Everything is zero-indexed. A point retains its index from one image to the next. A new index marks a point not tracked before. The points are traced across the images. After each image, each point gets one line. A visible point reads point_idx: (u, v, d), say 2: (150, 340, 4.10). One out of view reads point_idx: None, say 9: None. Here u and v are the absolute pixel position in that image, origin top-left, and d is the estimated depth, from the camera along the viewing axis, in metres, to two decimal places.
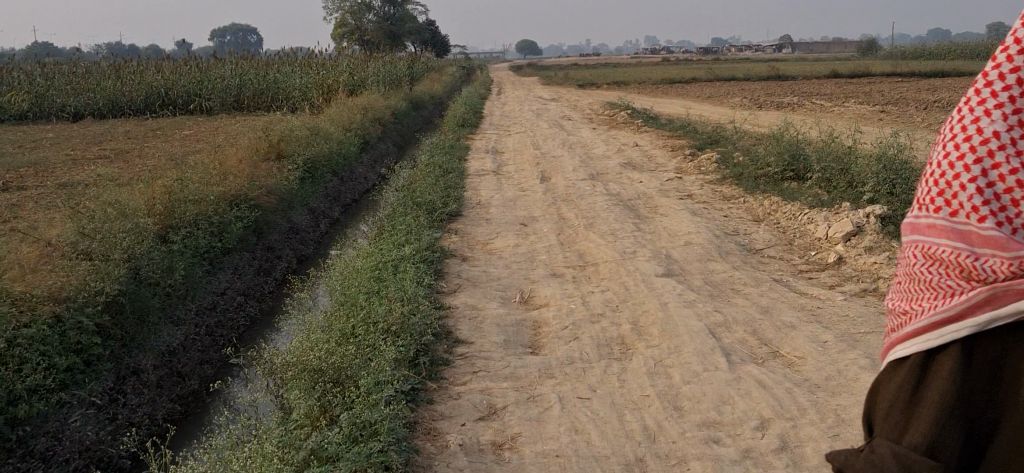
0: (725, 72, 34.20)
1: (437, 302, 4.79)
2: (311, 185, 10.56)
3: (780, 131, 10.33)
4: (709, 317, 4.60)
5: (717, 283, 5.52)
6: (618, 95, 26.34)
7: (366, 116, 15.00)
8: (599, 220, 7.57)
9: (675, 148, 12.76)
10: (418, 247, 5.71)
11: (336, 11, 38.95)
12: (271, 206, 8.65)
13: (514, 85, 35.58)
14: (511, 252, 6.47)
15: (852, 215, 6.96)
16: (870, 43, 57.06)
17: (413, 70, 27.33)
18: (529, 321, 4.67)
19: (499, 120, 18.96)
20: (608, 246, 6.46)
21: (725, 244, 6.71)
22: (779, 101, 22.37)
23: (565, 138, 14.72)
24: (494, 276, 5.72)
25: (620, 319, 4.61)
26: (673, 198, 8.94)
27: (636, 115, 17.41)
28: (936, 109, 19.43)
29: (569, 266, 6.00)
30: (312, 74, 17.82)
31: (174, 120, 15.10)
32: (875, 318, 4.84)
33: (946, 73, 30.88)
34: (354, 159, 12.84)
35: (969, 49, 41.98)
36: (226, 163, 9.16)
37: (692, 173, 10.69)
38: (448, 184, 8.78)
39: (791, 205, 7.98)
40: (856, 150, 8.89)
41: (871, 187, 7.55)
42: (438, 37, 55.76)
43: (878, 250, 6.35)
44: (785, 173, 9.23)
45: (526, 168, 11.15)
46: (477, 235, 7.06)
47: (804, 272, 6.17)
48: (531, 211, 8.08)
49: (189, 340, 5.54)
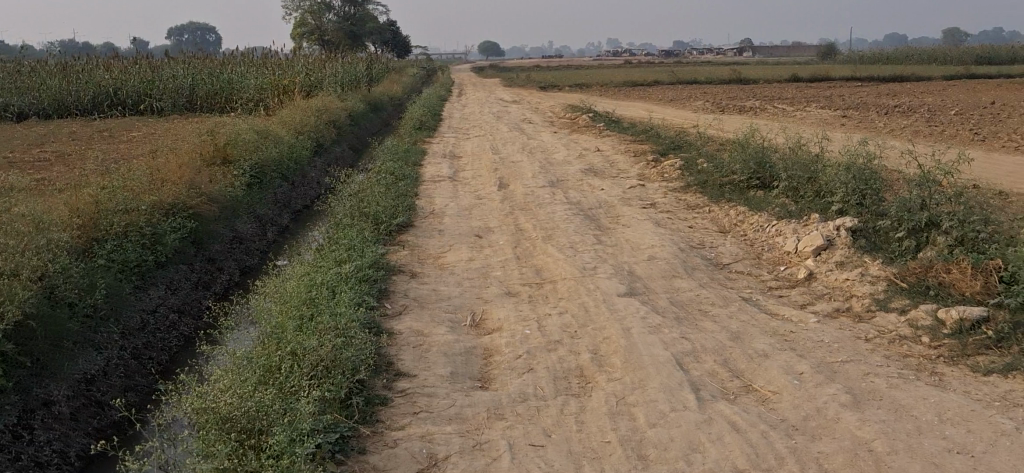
0: (687, 76, 34.11)
1: (375, 327, 4.39)
2: (259, 192, 10.10)
3: (745, 137, 10.04)
4: (675, 344, 4.23)
5: (684, 303, 5.17)
6: (579, 98, 26.07)
7: (320, 119, 14.53)
8: (559, 231, 7.21)
9: (638, 154, 12.45)
10: (359, 263, 5.32)
11: (295, 10, 38.24)
12: (211, 216, 8.20)
13: (476, 87, 35.18)
14: (464, 268, 6.08)
15: (822, 228, 6.65)
16: (830, 47, 57.46)
17: (372, 71, 26.86)
18: (479, 349, 4.28)
19: (458, 123, 18.57)
20: (568, 261, 6.09)
21: (691, 259, 6.37)
22: (741, 105, 22.21)
23: (525, 142, 14.37)
24: (444, 295, 5.33)
25: (579, 347, 4.23)
26: (636, 207, 8.61)
27: (598, 119, 17.11)
28: (897, 115, 19.37)
29: (525, 283, 5.62)
30: (267, 75, 17.32)
31: (122, 121, 14.53)
32: (852, 344, 4.51)
33: (904, 78, 31.01)
34: (307, 163, 12.39)
35: (925, 54, 42.42)
36: (164, 169, 8.69)
37: (655, 179, 10.37)
38: (400, 192, 8.37)
39: (758, 217, 7.68)
40: (824, 158, 8.60)
41: (840, 197, 7.25)
42: (400, 37, 55.20)
43: (850, 265, 6.04)
44: (751, 182, 8.94)
45: (484, 174, 10.77)
46: (428, 248, 6.66)
47: (774, 289, 5.84)
48: (487, 221, 7.69)
49: (110, 365, 5.09)
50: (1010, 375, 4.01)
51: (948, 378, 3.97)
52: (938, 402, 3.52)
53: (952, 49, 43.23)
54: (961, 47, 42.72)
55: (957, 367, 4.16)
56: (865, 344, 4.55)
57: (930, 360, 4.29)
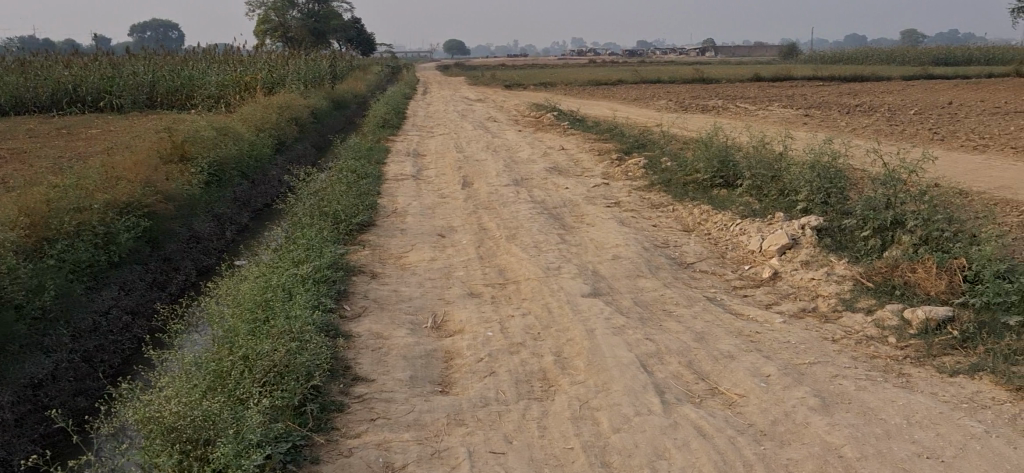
0: (650, 75, 34.17)
1: (331, 330, 4.27)
2: (218, 190, 9.91)
3: (709, 135, 10.01)
4: (640, 346, 4.15)
5: (648, 304, 5.08)
6: (544, 96, 26.01)
7: (282, 117, 14.33)
8: (523, 230, 7.10)
9: (602, 152, 12.39)
10: (318, 263, 5.18)
11: (258, 6, 37.77)
12: (167, 215, 8.01)
13: (441, 85, 35.03)
14: (426, 268, 5.96)
15: (787, 227, 6.60)
16: (791, 46, 57.92)
17: (336, 69, 26.62)
18: (439, 352, 4.18)
19: (422, 121, 18.43)
20: (531, 261, 5.99)
21: (655, 258, 6.29)
22: (705, 104, 22.26)
23: (489, 140, 14.26)
24: (405, 296, 5.21)
25: (542, 350, 4.14)
26: (600, 205, 8.54)
27: (562, 117, 17.05)
28: (858, 113, 19.51)
29: (488, 284, 5.51)
30: (228, 72, 17.05)
31: (81, 118, 14.24)
32: (818, 345, 4.45)
33: (864, 78, 31.28)
34: (267, 161, 12.19)
35: (884, 54, 42.82)
36: (119, 167, 8.47)
37: (619, 177, 10.32)
38: (361, 190, 8.24)
39: (723, 215, 7.62)
40: (788, 157, 8.58)
41: (804, 196, 7.22)
42: (364, 35, 54.86)
43: (815, 264, 5.98)
44: (714, 180, 8.90)
45: (447, 172, 10.65)
46: (389, 247, 6.53)
47: (739, 289, 5.76)
48: (450, 220, 7.58)
49: (59, 369, 4.92)
50: (977, 376, 3.99)
51: (915, 379, 3.93)
52: (907, 405, 3.48)
53: (911, 49, 43.71)
54: (919, 48, 43.26)
55: (924, 368, 4.13)
56: (831, 344, 4.50)
57: (896, 361, 4.25)
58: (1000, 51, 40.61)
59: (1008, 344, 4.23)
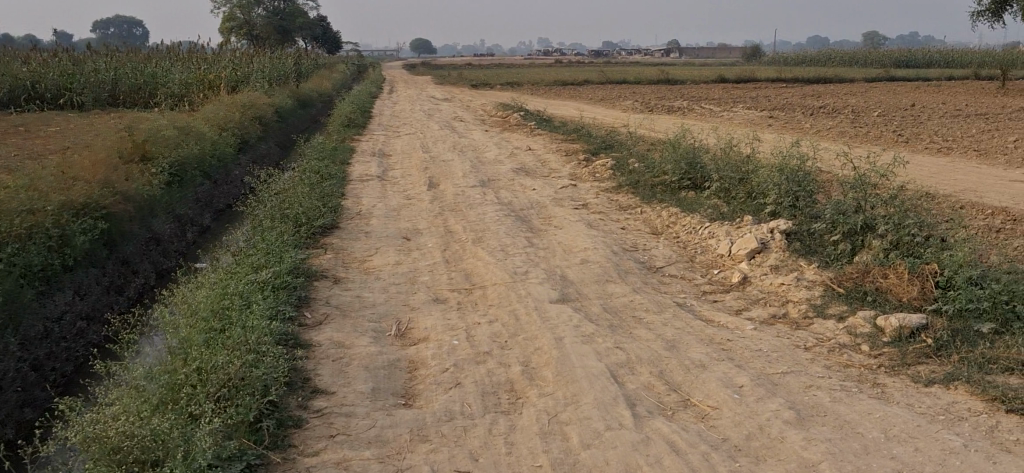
0: (617, 76, 34.17)
1: (289, 340, 4.13)
2: (179, 191, 9.68)
3: (677, 137, 9.94)
4: (609, 355, 4.04)
5: (617, 310, 4.97)
6: (511, 96, 25.88)
7: (246, 115, 14.09)
8: (489, 233, 6.97)
9: (569, 153, 12.29)
10: (277, 268, 5.03)
11: (224, 4, 37.31)
12: (125, 216, 7.80)
13: (407, 84, 34.80)
14: (390, 273, 5.82)
15: (755, 231, 6.52)
16: (756, 48, 58.26)
17: (302, 68, 26.33)
18: (403, 362, 4.05)
19: (388, 120, 18.24)
20: (498, 266, 5.86)
21: (624, 262, 6.18)
22: (671, 105, 22.25)
23: (455, 141, 14.12)
24: (368, 302, 5.07)
25: (509, 359, 4.02)
26: (567, 208, 8.42)
27: (529, 117, 16.94)
28: (823, 115, 19.58)
29: (453, 289, 5.38)
30: (192, 71, 16.76)
31: (39, 115, 13.90)
32: (791, 354, 4.37)
33: (828, 79, 31.49)
34: (230, 161, 11.96)
35: (847, 57, 43.16)
36: (75, 165, 8.23)
37: (586, 179, 10.22)
38: (325, 192, 8.07)
39: (691, 218, 7.53)
40: (756, 159, 8.51)
41: (772, 199, 7.14)
42: (330, 34, 54.45)
43: (784, 269, 5.89)
44: (681, 182, 8.82)
45: (413, 173, 10.50)
46: (353, 251, 6.38)
47: (708, 294, 5.65)
48: (416, 222, 7.43)
49: (6, 377, 4.75)
50: (952, 385, 3.93)
51: (890, 390, 3.86)
52: (883, 418, 3.40)
53: (873, 52, 44.08)
54: (880, 52, 43.70)
55: (898, 378, 4.06)
56: (804, 353, 4.41)
57: (870, 371, 4.18)
58: (960, 54, 41.08)
59: (982, 353, 4.18)
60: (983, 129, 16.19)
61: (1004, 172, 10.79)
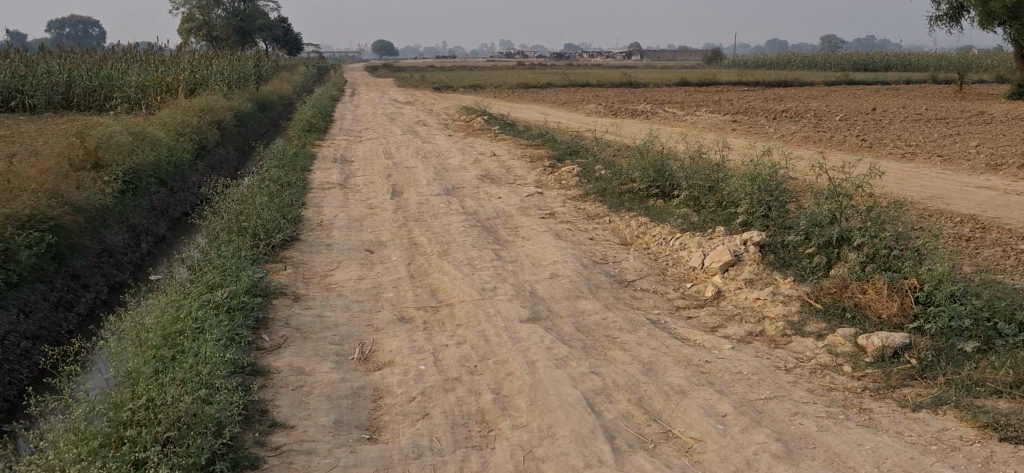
0: (579, 78, 34.07)
1: (245, 367, 3.89)
2: (133, 199, 9.37)
3: (644, 144, 9.78)
4: (584, 380, 3.85)
5: (590, 329, 4.79)
6: (474, 99, 25.67)
7: (203, 119, 13.75)
8: (455, 245, 6.76)
9: (534, 159, 12.10)
10: (234, 287, 4.79)
11: (182, 4, 36.69)
12: (74, 228, 7.51)
13: (369, 87, 34.42)
14: (353, 289, 5.58)
15: (728, 242, 6.36)
16: (717, 51, 58.48)
17: (261, 70, 25.91)
18: (368, 390, 3.83)
19: (350, 124, 17.95)
20: (466, 281, 5.65)
21: (595, 276, 6.00)
22: (635, 108, 22.14)
23: (418, 146, 13.87)
24: (330, 322, 4.84)
25: (479, 387, 3.82)
26: (534, 217, 8.23)
27: (493, 122, 16.74)
28: (786, 119, 19.57)
29: (419, 307, 5.16)
30: (148, 73, 16.35)
31: None
32: (772, 376, 4.21)
33: (789, 83, 31.59)
34: (187, 167, 11.63)
35: (807, 60, 43.38)
36: (22, 173, 7.92)
37: (553, 186, 10.03)
38: (285, 202, 7.81)
39: (661, 228, 7.37)
40: (726, 167, 8.37)
41: (744, 209, 7.00)
42: (291, 35, 53.87)
43: (760, 283, 5.74)
44: (650, 190, 8.66)
45: (376, 180, 10.25)
46: (314, 265, 6.14)
47: (683, 310, 5.48)
48: (379, 234, 7.21)
49: None
50: (940, 410, 3.79)
51: (878, 417, 3.71)
52: (873, 450, 3.26)
53: (832, 55, 44.35)
54: (840, 55, 44.00)
55: (884, 403, 3.91)
56: (785, 375, 4.25)
57: (854, 395, 4.03)
58: (917, 57, 41.47)
59: (968, 375, 4.04)
60: (945, 133, 16.22)
61: (969, 177, 10.75)
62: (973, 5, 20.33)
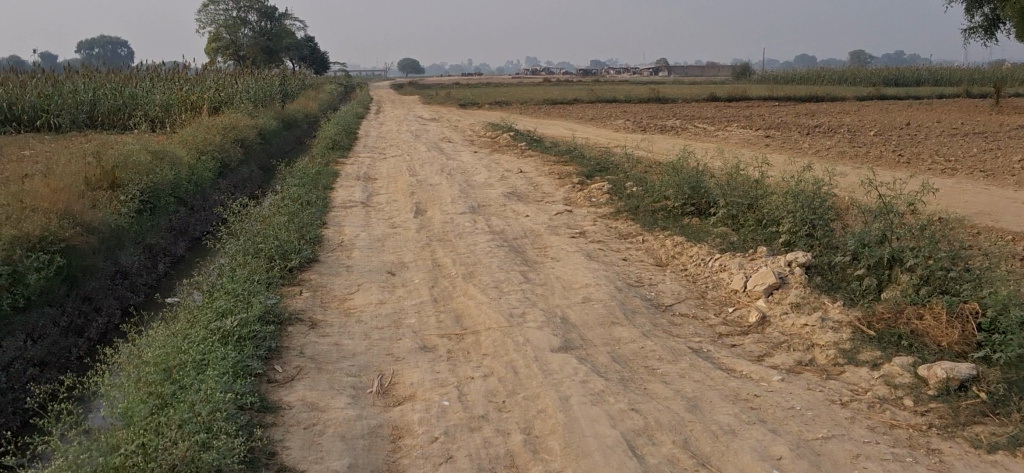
0: (606, 94, 33.75)
1: (254, 403, 3.58)
2: (150, 219, 9.15)
3: (677, 159, 9.44)
4: (623, 419, 3.53)
5: (627, 360, 4.46)
6: (500, 116, 25.43)
7: (226, 136, 13.55)
8: (481, 267, 6.44)
9: (562, 175, 11.79)
10: (246, 313, 4.48)
11: (209, 24, 36.82)
12: (87, 250, 7.29)
13: (395, 104, 34.27)
14: (374, 314, 5.27)
15: (772, 265, 6.01)
16: (745, 67, 58.00)
17: (287, 87, 25.81)
18: (386, 429, 3.51)
19: (375, 142, 17.73)
20: (494, 306, 5.33)
21: (630, 300, 5.66)
22: (664, 124, 21.80)
23: (443, 163, 13.61)
24: (348, 352, 4.53)
25: (509, 425, 3.50)
26: (564, 236, 7.92)
27: (520, 138, 16.46)
28: (818, 135, 19.16)
29: (443, 335, 4.84)
30: (172, 91, 16.21)
31: (14, 138, 13.33)
32: (828, 411, 3.86)
33: (820, 97, 31.12)
34: (209, 186, 11.43)
35: (837, 75, 42.81)
36: (35, 192, 7.71)
37: (582, 203, 9.72)
38: (304, 222, 7.54)
39: (698, 248, 7.03)
40: (765, 183, 8.01)
41: (786, 228, 6.65)
42: (317, 53, 54.04)
43: (807, 307, 5.38)
44: (685, 207, 8.34)
45: (399, 198, 9.96)
46: (333, 288, 5.86)
47: (726, 338, 5.14)
48: (403, 254, 6.92)
49: None
50: (1019, 453, 3.41)
51: (948, 461, 3.36)
52: None
53: (862, 70, 43.75)
54: (870, 70, 43.41)
55: (954, 443, 3.56)
56: (843, 410, 3.90)
57: (920, 433, 3.65)
58: (948, 71, 40.86)
59: None
60: (984, 147, 15.74)
61: (1016, 192, 10.32)
62: (1009, 16, 19.83)
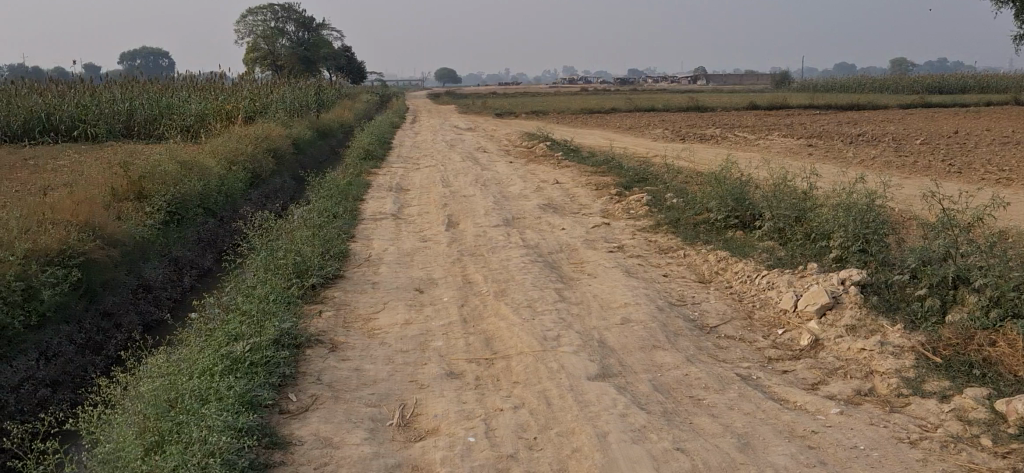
0: (644, 103, 33.33)
1: (261, 439, 3.29)
2: (177, 231, 8.93)
3: (719, 169, 9.07)
4: (668, 462, 3.20)
5: (670, 389, 4.11)
6: (536, 126, 25.13)
7: (259, 146, 13.35)
8: (514, 284, 6.10)
9: (600, 186, 11.45)
10: (262, 336, 4.19)
11: (247, 34, 36.95)
12: (108, 264, 7.07)
13: (431, 113, 34.02)
14: (398, 336, 4.94)
15: (824, 283, 5.62)
16: (785, 75, 57.26)
17: (322, 98, 25.68)
18: (406, 468, 3.19)
19: (409, 152, 17.48)
20: (526, 328, 4.98)
21: (672, 321, 5.30)
22: (703, 133, 21.38)
23: (478, 173, 13.30)
24: (369, 378, 4.21)
25: (541, 468, 3.17)
26: (602, 250, 7.58)
27: (556, 148, 16.13)
28: (862, 144, 18.65)
29: (471, 359, 4.51)
30: (207, 101, 16.07)
31: (49, 148, 13.21)
32: (895, 450, 3.48)
33: (862, 106, 30.50)
34: (240, 197, 11.21)
35: (879, 83, 42.05)
36: (58, 205, 7.51)
37: (620, 215, 9.37)
38: (331, 236, 7.26)
39: (744, 264, 6.66)
40: (814, 196, 7.62)
41: (838, 243, 6.26)
42: (354, 63, 54.12)
43: (863, 330, 4.99)
44: (728, 221, 7.97)
45: (431, 210, 9.67)
46: (358, 307, 5.56)
47: (776, 365, 4.76)
48: (432, 270, 6.61)
49: None
50: None
51: None
52: None
53: (905, 78, 42.93)
54: (913, 77, 42.59)
55: None
56: (912, 448, 3.52)
57: None
58: (994, 78, 39.94)
59: None
60: None
61: None
62: None
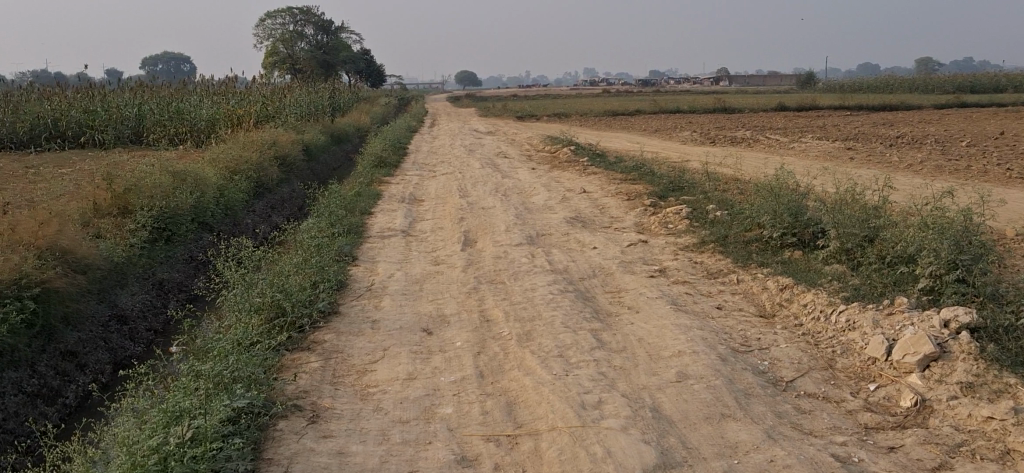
0: (669, 105, 32.22)
1: None
2: (164, 249, 7.95)
3: (767, 181, 7.98)
4: None
5: None
6: (560, 129, 24.09)
7: (265, 152, 12.42)
8: (542, 324, 5.07)
9: (631, 196, 10.41)
10: (212, 413, 3.19)
11: (267, 38, 36.19)
12: (73, 293, 6.11)
13: (450, 117, 33.07)
14: (397, 399, 3.92)
15: (923, 326, 4.56)
16: (811, 76, 55.80)
17: (338, 100, 24.77)
18: None
19: (425, 157, 16.48)
20: (559, 389, 3.95)
21: (740, 376, 4.25)
22: (734, 135, 20.28)
23: (497, 181, 12.30)
24: (353, 466, 3.20)
25: None
26: (642, 274, 6.55)
27: (580, 153, 15.12)
28: (904, 146, 17.51)
29: (491, 435, 3.51)
30: (216, 105, 15.13)
31: (55, 156, 12.36)
32: None
33: (896, 105, 29.30)
34: (241, 209, 10.26)
35: (909, 83, 40.75)
36: (20, 223, 6.51)
37: (657, 230, 8.34)
38: (328, 261, 6.27)
39: (812, 294, 5.61)
40: (885, 210, 6.55)
41: (928, 271, 5.20)
42: (372, 66, 53.34)
43: (986, 392, 3.94)
44: (783, 238, 6.90)
45: (446, 225, 8.66)
46: (352, 355, 4.55)
47: (883, 439, 3.72)
48: (447, 302, 5.61)
49: None
50: None
51: None
52: None
53: (934, 77, 41.59)
54: (942, 77, 41.23)
55: None
56: None
57: None
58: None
59: None
60: None
61: None
62: None
